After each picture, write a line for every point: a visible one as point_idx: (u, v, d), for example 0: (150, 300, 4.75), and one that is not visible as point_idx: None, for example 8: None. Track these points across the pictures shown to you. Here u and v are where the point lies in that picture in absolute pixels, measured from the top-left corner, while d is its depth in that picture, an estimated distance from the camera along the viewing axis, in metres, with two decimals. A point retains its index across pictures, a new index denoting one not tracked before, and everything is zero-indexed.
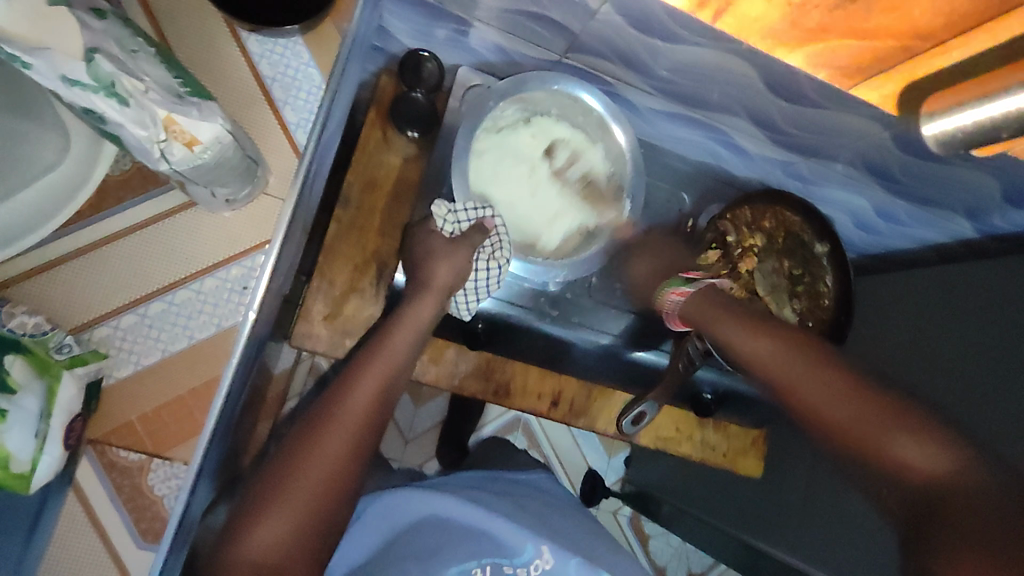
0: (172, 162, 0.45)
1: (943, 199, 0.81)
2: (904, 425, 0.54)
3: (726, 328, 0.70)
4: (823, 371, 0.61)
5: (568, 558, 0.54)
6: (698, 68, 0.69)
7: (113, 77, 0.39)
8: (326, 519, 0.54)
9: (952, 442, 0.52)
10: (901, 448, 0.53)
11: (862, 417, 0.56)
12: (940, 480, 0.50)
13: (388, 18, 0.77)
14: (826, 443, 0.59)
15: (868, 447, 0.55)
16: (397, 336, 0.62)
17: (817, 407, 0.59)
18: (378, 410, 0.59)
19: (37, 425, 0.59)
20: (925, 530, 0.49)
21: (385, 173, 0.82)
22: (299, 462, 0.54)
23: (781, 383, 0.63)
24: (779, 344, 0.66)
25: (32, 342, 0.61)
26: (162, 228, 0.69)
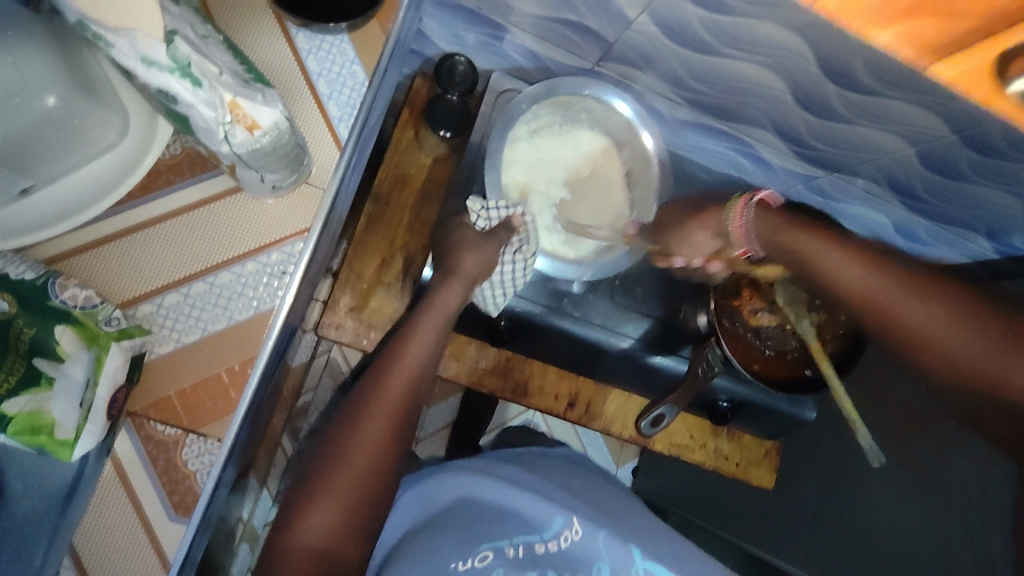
0: (234, 144, 0.47)
1: (962, 217, 0.83)
2: (954, 322, 0.57)
3: (830, 259, 0.62)
4: (864, 259, 0.61)
5: (596, 530, 0.54)
6: (729, 80, 0.71)
7: (189, 59, 0.42)
8: (372, 508, 0.57)
9: (991, 335, 0.56)
10: (942, 354, 0.57)
11: (982, 354, 0.56)
12: (984, 371, 0.56)
13: (426, 22, 0.79)
14: (924, 367, 0.60)
15: (973, 379, 0.57)
16: (427, 327, 0.65)
17: (934, 340, 0.57)
18: (411, 398, 0.62)
19: (83, 394, 0.59)
20: None
21: (417, 171, 0.85)
22: (343, 449, 0.58)
23: (820, 265, 0.63)
24: (834, 240, 0.63)
25: (82, 315, 0.60)
26: (210, 210, 0.67)
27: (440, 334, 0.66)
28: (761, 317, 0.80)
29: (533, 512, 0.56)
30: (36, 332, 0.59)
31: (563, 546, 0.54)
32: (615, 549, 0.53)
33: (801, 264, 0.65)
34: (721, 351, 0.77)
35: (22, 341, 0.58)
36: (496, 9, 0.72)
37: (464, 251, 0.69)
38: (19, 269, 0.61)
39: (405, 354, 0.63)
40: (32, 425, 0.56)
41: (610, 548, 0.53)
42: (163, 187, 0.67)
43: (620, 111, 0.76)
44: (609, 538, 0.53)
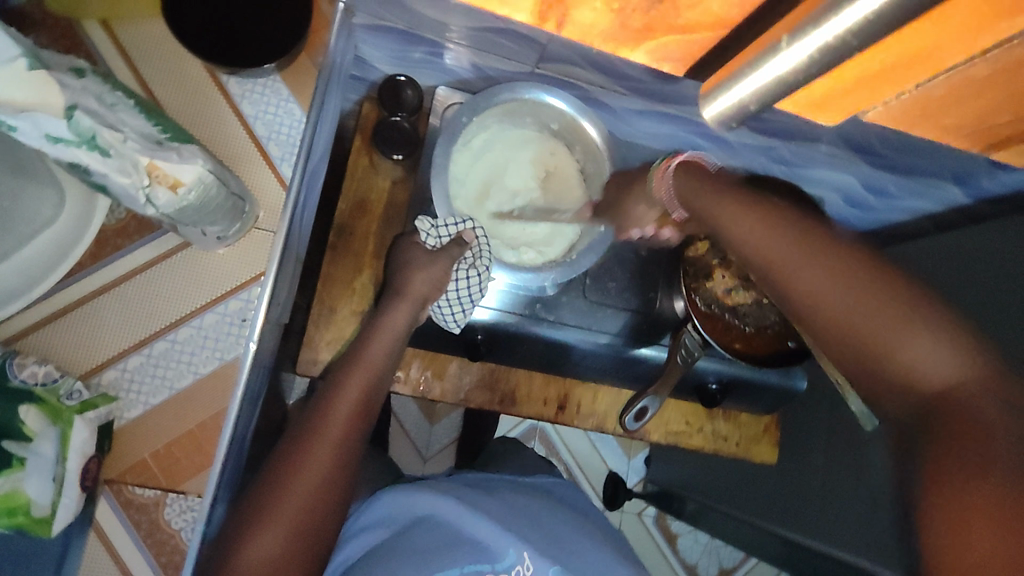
0: (160, 206, 0.47)
1: (928, 167, 0.82)
2: (907, 317, 0.43)
3: (738, 225, 0.55)
4: (831, 255, 0.48)
5: (548, 563, 0.56)
6: (667, 67, 0.70)
7: (93, 130, 0.41)
8: (316, 530, 0.55)
9: (978, 350, 0.42)
10: (893, 340, 0.44)
11: (868, 312, 0.45)
12: (949, 394, 0.41)
13: (363, 47, 0.79)
14: (814, 329, 0.48)
15: (873, 349, 0.44)
16: (377, 344, 0.64)
17: (800, 290, 0.48)
18: (360, 423, 0.60)
19: (54, 470, 0.62)
20: (930, 440, 0.41)
21: (377, 196, 0.84)
22: (284, 481, 0.55)
23: (782, 277, 0.50)
24: (812, 249, 0.49)
25: (44, 391, 0.63)
26: (159, 270, 0.71)
27: (388, 354, 0.64)
28: (735, 295, 0.79)
29: (486, 538, 0.57)
30: (1, 414, 0.60)
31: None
32: None
33: (760, 269, 0.53)
34: (698, 336, 0.77)
35: None
36: (424, 26, 0.72)
37: (419, 275, 0.68)
38: None
39: (354, 377, 0.61)
40: (7, 507, 0.57)
41: None
42: (111, 253, 0.70)
43: (557, 107, 0.75)
44: (561, 573, 0.56)
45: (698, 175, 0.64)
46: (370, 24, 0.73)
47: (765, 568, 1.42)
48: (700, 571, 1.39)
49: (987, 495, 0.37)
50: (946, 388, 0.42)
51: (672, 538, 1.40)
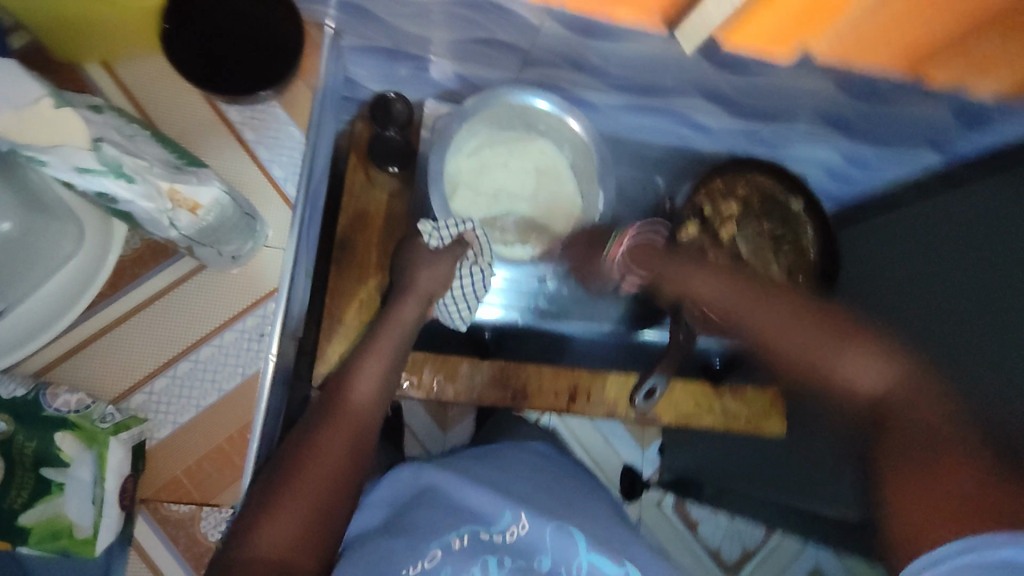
0: (182, 228, 0.50)
1: (901, 134, 0.85)
2: (853, 347, 0.61)
3: (701, 282, 0.72)
4: (780, 297, 0.67)
5: (543, 522, 0.58)
6: (646, 60, 0.73)
7: (119, 160, 0.44)
8: (334, 512, 0.55)
9: (898, 363, 0.60)
10: (834, 364, 0.62)
11: (812, 346, 0.63)
12: (886, 399, 0.59)
13: (351, 68, 0.82)
14: (780, 364, 0.66)
15: (824, 371, 0.62)
16: (386, 338, 0.66)
17: (773, 337, 0.65)
18: (376, 408, 0.62)
19: (92, 491, 0.60)
20: (884, 436, 0.58)
21: (376, 209, 0.86)
22: (303, 461, 0.55)
23: (755, 321, 0.67)
24: (762, 300, 0.68)
25: (78, 417, 0.60)
26: (184, 289, 0.67)
27: (399, 347, 0.67)
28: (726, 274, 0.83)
29: (482, 504, 0.60)
30: (37, 444, 0.59)
31: (511, 539, 0.58)
32: (559, 540, 0.58)
33: (747, 333, 0.68)
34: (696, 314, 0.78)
35: (26, 455, 0.59)
36: (410, 42, 0.75)
37: (426, 278, 0.71)
38: (10, 388, 0.59)
39: (369, 366, 0.63)
40: (51, 532, 0.58)
41: (557, 535, 0.58)
42: (131, 281, 0.65)
43: (544, 108, 0.78)
44: (555, 530, 0.58)
45: (655, 245, 0.76)
46: (356, 44, 0.76)
47: (789, 545, 1.44)
48: (724, 554, 1.41)
49: (942, 481, 0.52)
50: (885, 400, 0.59)
51: (693, 525, 1.42)
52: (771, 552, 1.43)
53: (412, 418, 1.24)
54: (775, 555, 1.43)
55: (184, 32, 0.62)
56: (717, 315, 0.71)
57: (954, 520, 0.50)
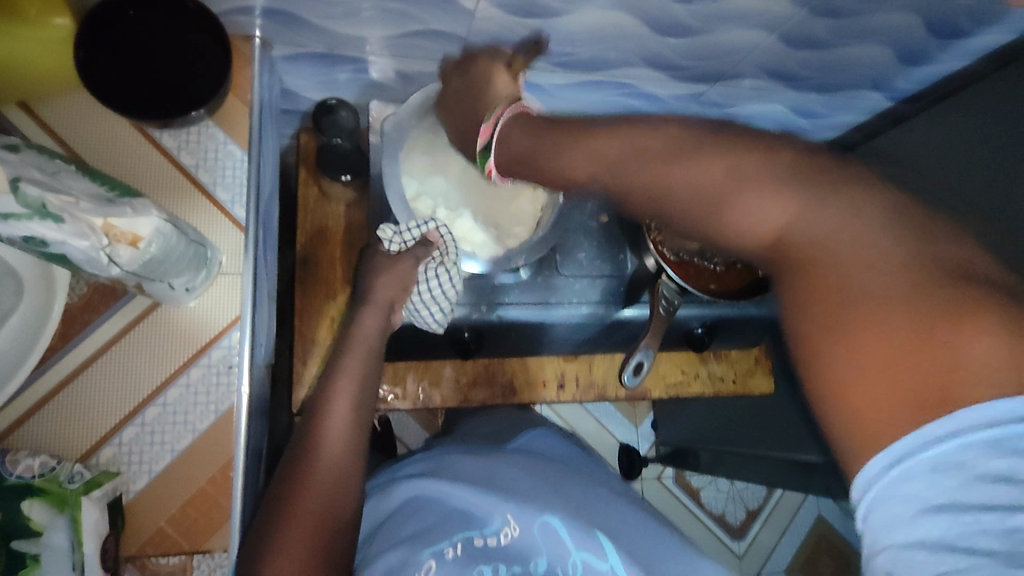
0: (123, 264, 0.46)
1: (846, 79, 0.86)
2: (744, 175, 0.44)
3: (570, 152, 0.53)
4: (671, 133, 0.48)
5: (529, 518, 0.58)
6: (586, 34, 0.72)
7: (43, 198, 0.40)
8: (337, 541, 0.54)
9: (814, 184, 0.42)
10: (734, 210, 0.44)
11: (712, 176, 0.45)
12: (787, 237, 0.43)
13: (287, 79, 0.79)
14: (678, 210, 0.47)
15: (716, 213, 0.45)
16: (356, 354, 0.63)
17: (559, 168, 0.54)
18: (356, 428, 0.59)
19: (72, 558, 0.53)
20: (824, 319, 0.41)
21: (334, 224, 0.84)
22: (290, 506, 0.53)
23: (609, 164, 0.50)
24: (633, 139, 0.50)
25: (43, 481, 0.53)
26: (139, 334, 0.61)
27: (372, 364, 0.63)
28: None
29: (471, 506, 0.60)
30: (3, 517, 0.52)
31: (504, 541, 0.58)
32: (548, 536, 0.58)
33: (557, 174, 0.55)
34: (674, 285, 0.78)
35: None
36: (344, 45, 0.73)
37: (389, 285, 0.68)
38: None
39: (342, 387, 0.60)
40: None
41: (546, 531, 0.58)
42: (82, 331, 0.60)
43: None
44: (543, 525, 0.58)
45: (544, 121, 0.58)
46: (290, 54, 0.74)
47: (789, 498, 1.46)
48: (729, 518, 1.42)
49: (911, 350, 0.37)
50: (802, 253, 0.42)
51: (695, 493, 1.43)
52: (773, 508, 1.44)
53: (402, 431, 1.21)
54: (777, 510, 1.45)
55: (99, 61, 0.58)
56: (571, 171, 0.54)
57: (890, 409, 0.37)
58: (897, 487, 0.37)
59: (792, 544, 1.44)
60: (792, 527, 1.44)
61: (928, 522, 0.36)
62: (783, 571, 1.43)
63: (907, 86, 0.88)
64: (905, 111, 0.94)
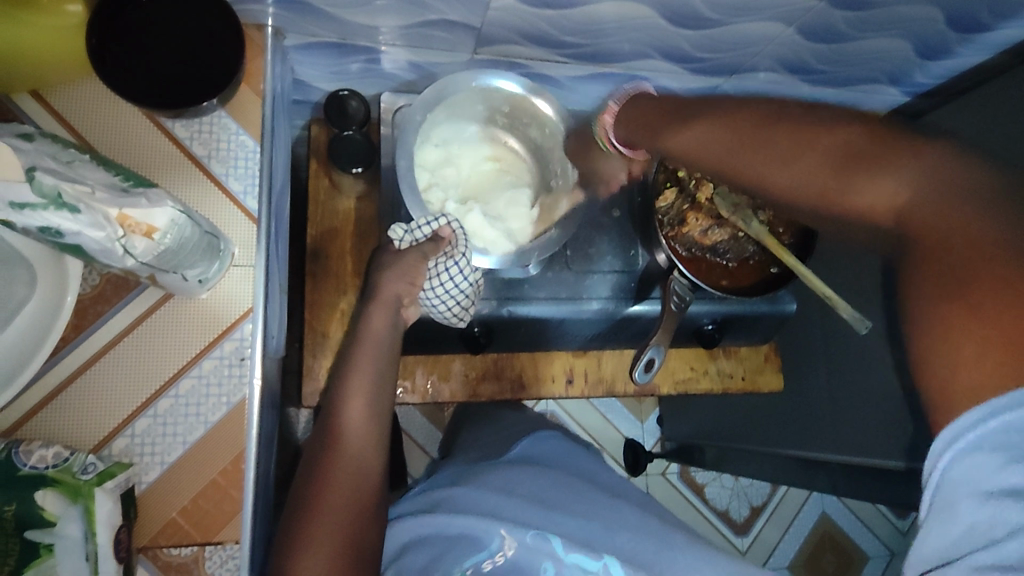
0: (138, 255, 0.46)
1: (863, 73, 0.85)
2: (850, 165, 0.49)
3: (682, 137, 0.60)
4: (824, 131, 0.51)
5: (522, 532, 0.60)
6: (602, 25, 0.71)
7: (59, 189, 0.41)
8: (360, 546, 0.55)
9: (913, 172, 0.46)
10: (847, 194, 0.49)
11: (808, 172, 0.51)
12: (903, 214, 0.46)
13: (299, 69, 0.78)
14: (782, 199, 0.53)
15: (831, 196, 0.50)
16: (369, 356, 0.63)
17: (682, 147, 0.60)
18: (371, 431, 0.60)
19: (86, 547, 0.53)
20: (919, 275, 0.45)
21: (344, 217, 0.83)
22: (312, 501, 0.55)
23: (717, 148, 0.56)
24: (764, 115, 0.54)
25: (57, 471, 0.53)
26: (151, 324, 0.60)
27: (382, 359, 0.63)
28: (712, 234, 0.83)
29: (469, 529, 0.61)
30: (17, 507, 0.52)
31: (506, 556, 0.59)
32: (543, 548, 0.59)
33: (681, 156, 0.61)
34: (686, 281, 0.78)
35: (6, 519, 0.51)
36: (357, 34, 0.72)
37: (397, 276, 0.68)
38: None
39: (355, 381, 0.61)
40: None
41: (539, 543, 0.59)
42: (95, 321, 0.59)
43: (507, 89, 0.75)
44: (534, 537, 0.59)
45: (643, 114, 0.68)
46: (303, 43, 0.73)
47: (793, 495, 1.46)
48: (733, 514, 1.42)
49: (1001, 291, 0.40)
50: (911, 225, 0.46)
51: (700, 489, 1.43)
52: (778, 504, 1.44)
53: (408, 423, 1.21)
54: (782, 507, 1.45)
55: (115, 50, 0.58)
56: (686, 149, 0.59)
57: (967, 394, 0.41)
58: (969, 453, 0.40)
59: (796, 541, 1.44)
60: (797, 524, 1.44)
61: (1014, 471, 0.39)
62: (787, 567, 1.43)
63: (925, 81, 0.87)
64: (920, 107, 0.93)
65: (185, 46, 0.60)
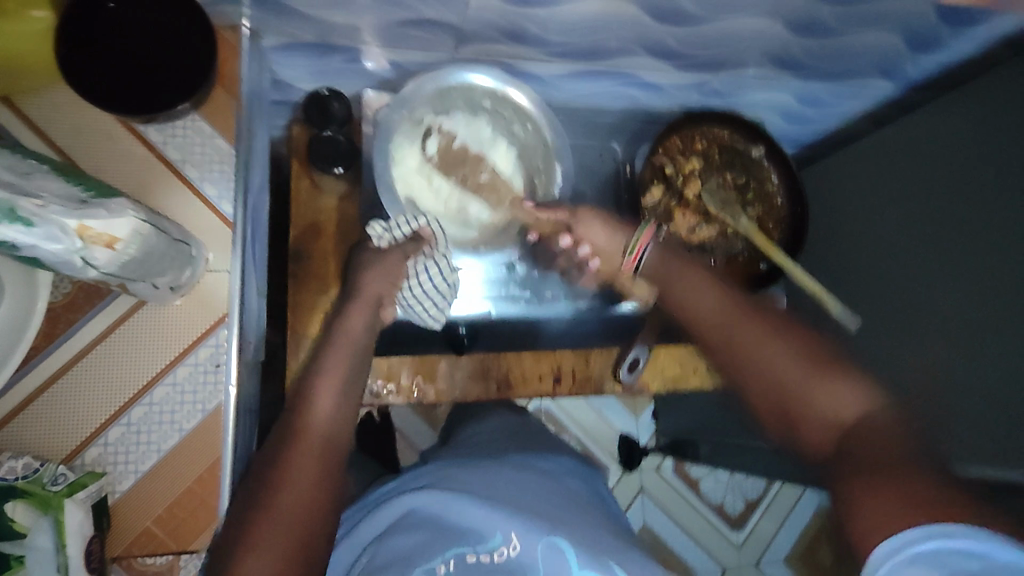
0: (100, 265, 0.45)
1: (854, 67, 0.83)
2: (822, 373, 0.59)
3: (693, 296, 0.71)
4: (789, 341, 0.63)
5: (532, 537, 0.52)
6: (585, 21, 0.69)
7: (11, 201, 0.38)
8: (312, 547, 0.50)
9: (874, 394, 0.57)
10: (816, 396, 0.58)
11: (786, 367, 0.61)
12: (860, 424, 0.55)
13: (277, 69, 0.77)
14: (753, 394, 0.63)
15: (791, 397, 0.60)
16: (339, 353, 0.61)
17: (692, 302, 0.71)
18: (338, 428, 0.57)
19: (56, 559, 0.52)
20: (846, 471, 0.52)
21: (327, 217, 0.82)
22: (268, 498, 0.50)
23: (718, 321, 0.68)
24: (761, 317, 0.66)
25: (26, 483, 0.52)
26: (124, 332, 0.60)
27: (354, 360, 0.62)
28: (698, 232, 0.84)
29: (470, 523, 0.54)
30: None
31: (501, 560, 0.52)
32: (550, 557, 0.52)
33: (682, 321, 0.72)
34: None
35: None
36: (335, 33, 0.70)
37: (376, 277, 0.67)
38: None
39: (325, 379, 0.58)
40: None
41: (547, 552, 0.52)
42: (67, 329, 0.59)
43: (481, 84, 0.74)
44: (546, 546, 0.52)
45: (674, 252, 0.74)
46: (279, 42, 0.72)
47: (789, 490, 1.45)
48: (728, 509, 1.42)
49: (873, 495, 0.47)
50: (868, 433, 0.54)
51: (695, 485, 1.42)
52: (774, 498, 1.44)
53: (400, 422, 1.21)
54: (777, 502, 1.44)
55: (82, 51, 0.56)
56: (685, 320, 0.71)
57: (893, 519, 0.44)
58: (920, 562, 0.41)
59: (791, 535, 1.43)
60: (792, 518, 1.44)
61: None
62: (782, 562, 1.43)
63: (918, 74, 0.85)
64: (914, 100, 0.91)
65: (154, 41, 0.58)
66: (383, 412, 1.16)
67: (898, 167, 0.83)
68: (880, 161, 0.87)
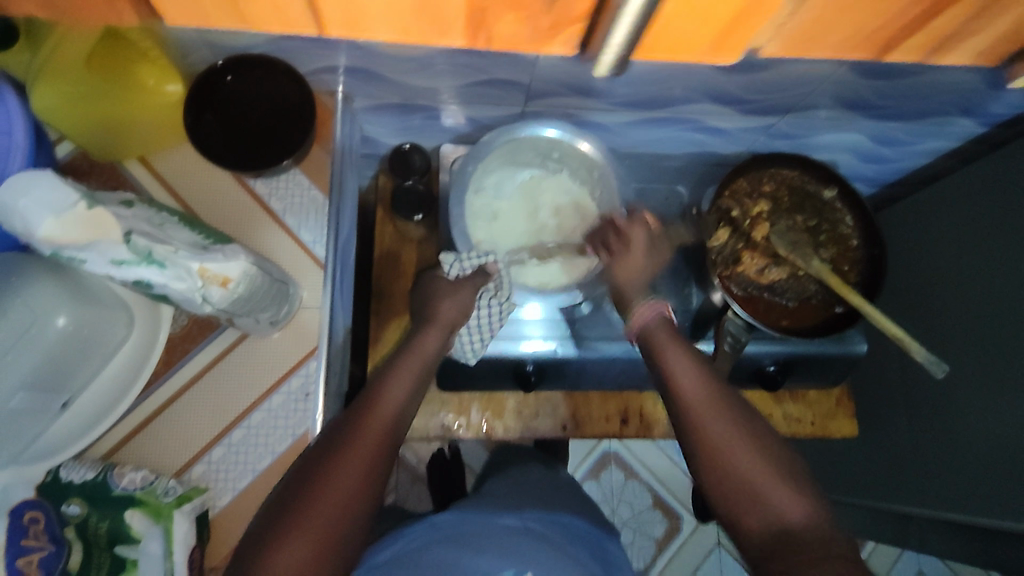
0: (215, 302, 0.53)
1: (933, 106, 0.81)
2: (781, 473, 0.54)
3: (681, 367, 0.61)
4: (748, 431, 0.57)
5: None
6: (650, 76, 0.72)
7: (149, 247, 0.47)
8: (341, 546, 0.54)
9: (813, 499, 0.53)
10: (773, 491, 0.53)
11: (756, 463, 0.55)
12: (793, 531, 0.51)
13: (367, 127, 0.86)
14: (706, 474, 0.57)
15: (753, 487, 0.54)
16: (407, 367, 0.66)
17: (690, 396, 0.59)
18: (397, 432, 0.61)
19: (164, 564, 0.62)
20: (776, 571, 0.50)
21: (407, 260, 0.89)
22: (317, 485, 0.55)
23: (708, 434, 0.57)
24: (734, 426, 0.57)
25: (143, 493, 0.64)
26: (228, 364, 0.69)
27: (420, 375, 0.67)
28: (768, 274, 0.82)
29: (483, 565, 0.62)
30: (110, 524, 0.63)
31: None
32: None
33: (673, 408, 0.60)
34: (741, 321, 0.78)
35: (101, 536, 0.63)
36: (417, 96, 0.78)
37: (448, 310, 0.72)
38: (81, 471, 0.64)
39: (389, 389, 0.63)
40: None
41: None
42: (181, 359, 0.69)
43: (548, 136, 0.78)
44: None
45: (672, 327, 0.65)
46: (369, 104, 0.80)
47: (884, 550, 1.34)
48: None
49: None
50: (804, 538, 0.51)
51: None
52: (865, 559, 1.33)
53: (472, 457, 1.24)
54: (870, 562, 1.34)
55: (206, 122, 0.67)
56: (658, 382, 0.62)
57: None
58: None
59: None
60: None
61: None
62: None
63: (1003, 111, 0.82)
64: (1001, 137, 0.88)
65: (264, 106, 0.68)
66: (454, 446, 1.20)
67: (989, 204, 0.80)
68: (967, 195, 0.84)
